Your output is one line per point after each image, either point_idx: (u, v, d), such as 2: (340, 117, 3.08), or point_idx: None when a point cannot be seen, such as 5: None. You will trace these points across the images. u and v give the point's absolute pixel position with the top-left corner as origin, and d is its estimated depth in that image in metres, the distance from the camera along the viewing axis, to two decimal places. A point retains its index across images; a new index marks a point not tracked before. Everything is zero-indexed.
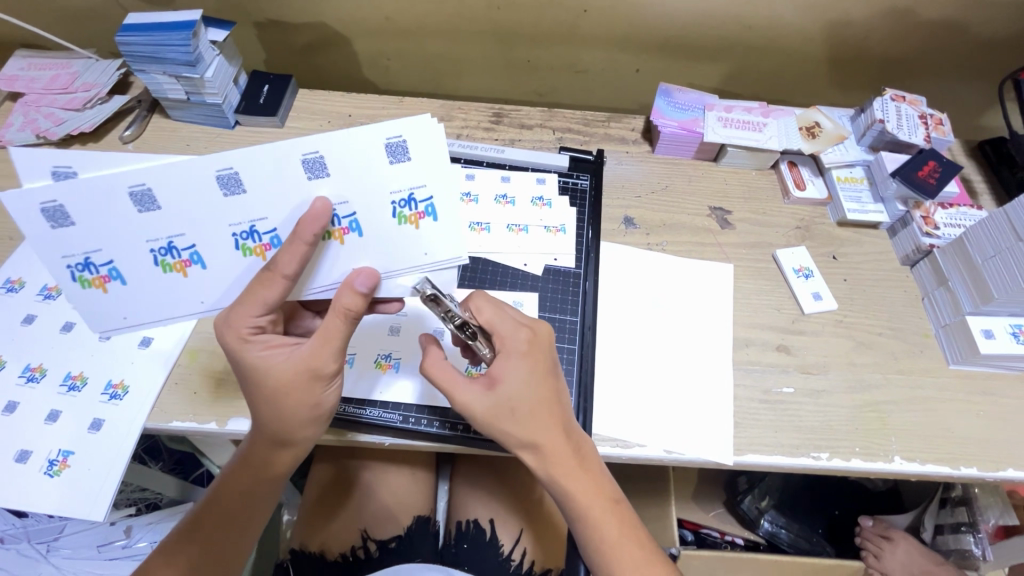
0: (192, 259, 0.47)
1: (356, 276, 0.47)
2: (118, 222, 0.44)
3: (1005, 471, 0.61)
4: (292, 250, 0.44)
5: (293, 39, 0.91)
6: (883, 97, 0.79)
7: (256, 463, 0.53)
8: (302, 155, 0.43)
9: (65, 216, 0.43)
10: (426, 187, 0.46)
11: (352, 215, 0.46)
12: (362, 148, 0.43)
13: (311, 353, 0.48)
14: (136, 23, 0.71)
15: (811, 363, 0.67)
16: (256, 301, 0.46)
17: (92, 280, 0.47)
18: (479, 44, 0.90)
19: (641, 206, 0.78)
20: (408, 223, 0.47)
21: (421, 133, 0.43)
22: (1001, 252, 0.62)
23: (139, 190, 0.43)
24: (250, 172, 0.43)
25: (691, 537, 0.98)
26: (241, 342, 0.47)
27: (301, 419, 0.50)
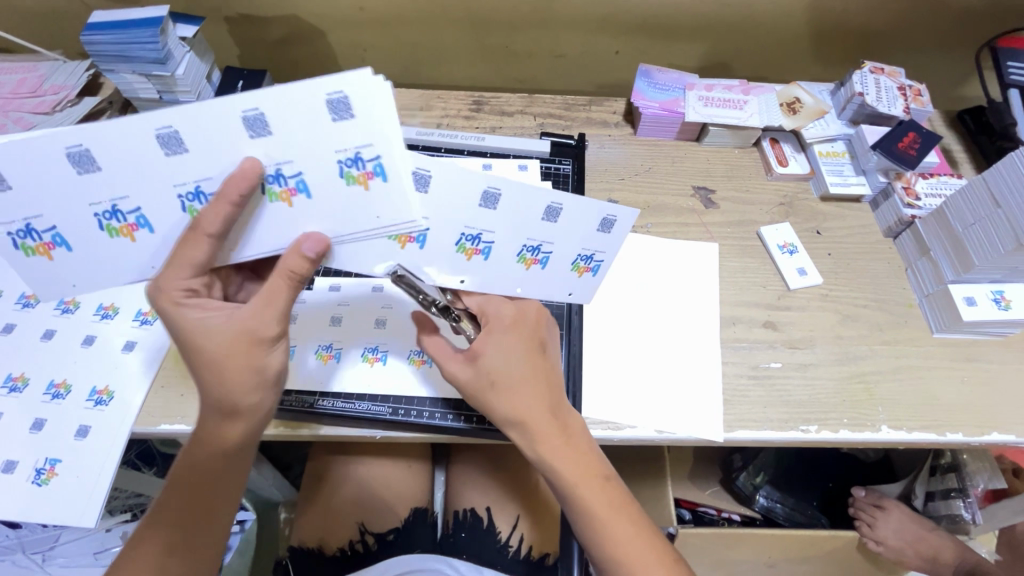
0: (138, 223, 0.44)
1: (303, 240, 0.44)
2: (54, 187, 0.41)
3: (990, 435, 0.62)
4: (215, 209, 0.41)
5: (265, 33, 0.89)
6: (862, 69, 0.79)
7: (207, 440, 0.49)
8: (242, 112, 0.39)
9: (1, 179, 0.40)
10: (373, 147, 0.41)
11: (299, 174, 0.42)
12: (305, 103, 0.39)
13: (250, 314, 0.45)
14: (102, 21, 0.69)
15: (797, 338, 0.67)
16: (183, 262, 0.43)
17: (37, 247, 0.44)
18: (456, 31, 0.89)
19: (625, 189, 0.78)
20: (356, 183, 0.42)
21: (364, 87, 0.38)
22: (980, 220, 0.62)
23: (76, 151, 0.39)
24: (194, 131, 0.39)
25: (689, 516, 0.99)
26: (174, 306, 0.45)
27: (243, 387, 0.46)
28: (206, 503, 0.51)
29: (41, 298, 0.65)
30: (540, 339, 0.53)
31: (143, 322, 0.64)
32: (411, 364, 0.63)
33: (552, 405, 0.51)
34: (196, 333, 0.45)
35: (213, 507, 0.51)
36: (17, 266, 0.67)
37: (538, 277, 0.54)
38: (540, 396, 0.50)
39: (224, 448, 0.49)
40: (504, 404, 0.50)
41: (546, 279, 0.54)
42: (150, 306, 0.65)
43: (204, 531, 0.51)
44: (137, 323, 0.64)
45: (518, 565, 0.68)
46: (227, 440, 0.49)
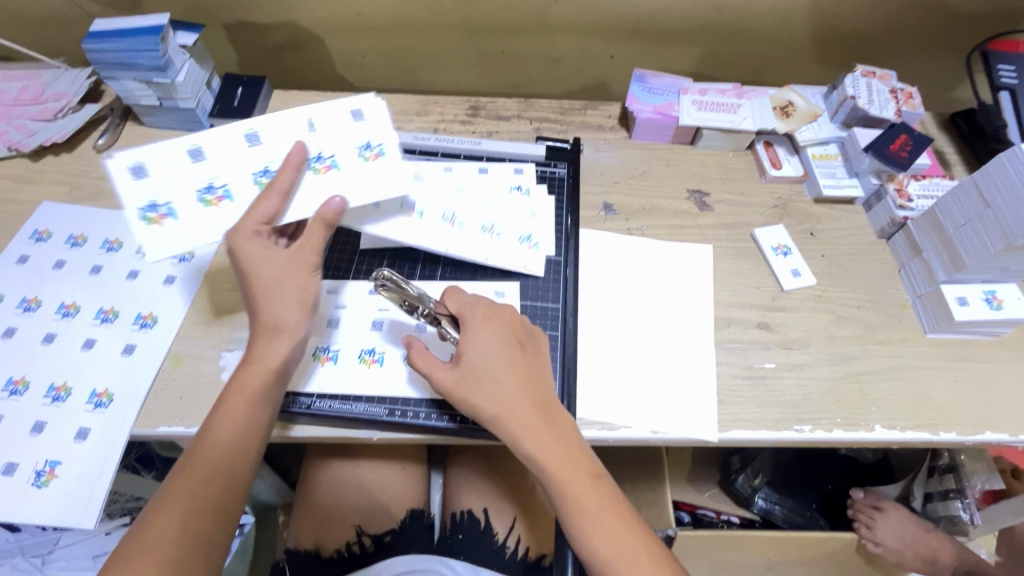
0: (224, 195, 0.58)
1: (328, 202, 0.56)
2: (179, 175, 0.57)
3: (984, 434, 0.62)
4: (279, 177, 0.56)
5: (264, 40, 0.91)
6: (853, 73, 0.80)
7: (251, 365, 0.53)
8: (305, 126, 0.60)
9: (144, 171, 0.57)
10: (380, 137, 0.61)
11: (333, 156, 0.59)
12: (337, 116, 0.60)
13: (298, 246, 0.55)
14: (103, 30, 0.70)
15: (791, 338, 0.68)
16: (255, 215, 0.55)
17: (154, 219, 0.56)
18: (453, 37, 0.90)
19: (620, 192, 0.79)
20: (370, 161, 0.60)
21: (375, 106, 0.61)
22: (970, 220, 0.63)
23: (194, 149, 0.58)
24: (272, 133, 0.59)
25: (688, 518, 1.01)
26: (243, 239, 0.54)
27: (290, 303, 0.54)
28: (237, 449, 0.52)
29: (42, 303, 0.66)
30: (518, 337, 0.55)
31: (143, 325, 0.65)
32: (407, 365, 0.63)
33: (543, 404, 0.52)
34: (253, 288, 0.53)
35: (244, 458, 0.52)
36: (18, 271, 0.68)
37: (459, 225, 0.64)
38: (526, 391, 0.52)
39: (264, 367, 0.53)
40: (490, 400, 0.51)
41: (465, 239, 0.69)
42: (150, 310, 0.66)
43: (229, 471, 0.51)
44: (137, 327, 0.65)
45: (515, 566, 0.69)
46: (270, 361, 0.53)
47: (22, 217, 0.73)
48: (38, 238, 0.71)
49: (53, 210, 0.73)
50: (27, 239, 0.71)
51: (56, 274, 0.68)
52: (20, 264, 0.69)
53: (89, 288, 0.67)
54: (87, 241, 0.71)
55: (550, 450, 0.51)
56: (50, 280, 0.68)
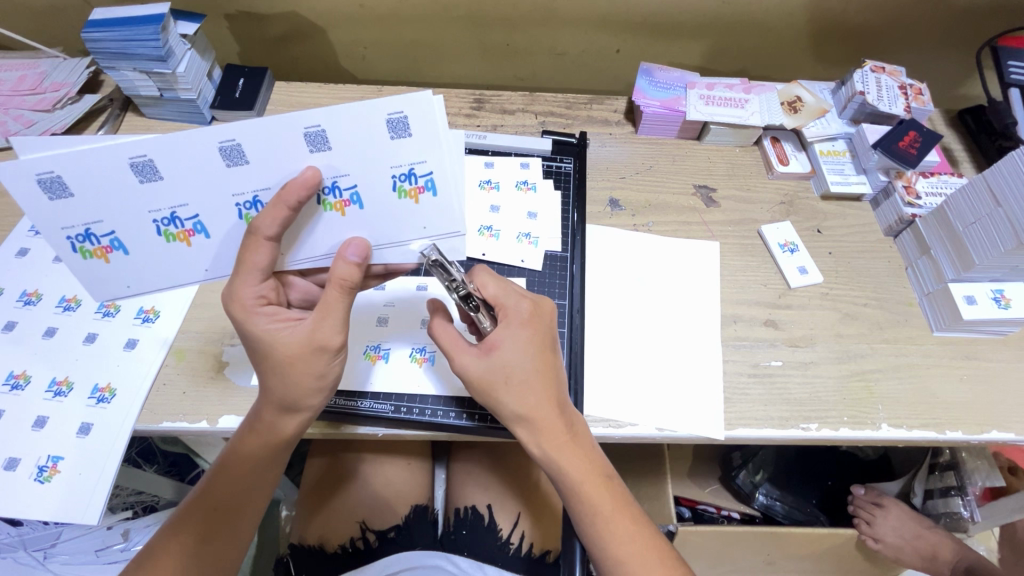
0: (194, 229, 0.46)
1: (347, 246, 0.47)
2: (119, 194, 0.43)
3: (989, 433, 0.62)
4: (272, 212, 0.43)
5: (266, 31, 0.89)
6: (862, 68, 0.79)
7: (264, 432, 0.50)
8: (304, 128, 0.42)
9: (64, 187, 0.42)
10: (426, 163, 0.44)
11: (354, 187, 0.45)
12: (363, 121, 0.42)
13: (315, 325, 0.47)
14: (102, 18, 0.69)
15: (798, 336, 0.67)
16: (252, 266, 0.45)
17: (95, 249, 0.47)
18: (457, 29, 0.89)
19: (626, 188, 0.78)
20: (407, 197, 0.46)
21: (422, 109, 0.42)
22: (980, 219, 0.63)
23: (139, 161, 0.42)
24: (255, 147, 0.42)
25: (688, 514, 0.98)
26: (247, 312, 0.47)
27: (309, 390, 0.48)
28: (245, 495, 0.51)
29: (42, 296, 0.65)
30: (551, 337, 0.53)
31: (145, 319, 0.64)
32: (413, 362, 0.63)
33: (562, 403, 0.52)
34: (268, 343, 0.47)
35: (253, 498, 0.51)
36: (17, 264, 0.67)
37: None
38: (551, 395, 0.51)
39: (277, 441, 0.51)
40: (516, 400, 0.50)
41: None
42: (152, 304, 0.65)
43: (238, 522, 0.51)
44: (139, 321, 0.64)
45: (519, 562, 0.68)
46: (284, 434, 0.51)
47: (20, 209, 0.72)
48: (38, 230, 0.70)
49: None
50: (27, 232, 0.70)
51: (55, 267, 0.67)
52: (20, 257, 0.68)
53: None
54: None
55: (566, 456, 0.50)
56: (50, 273, 0.67)
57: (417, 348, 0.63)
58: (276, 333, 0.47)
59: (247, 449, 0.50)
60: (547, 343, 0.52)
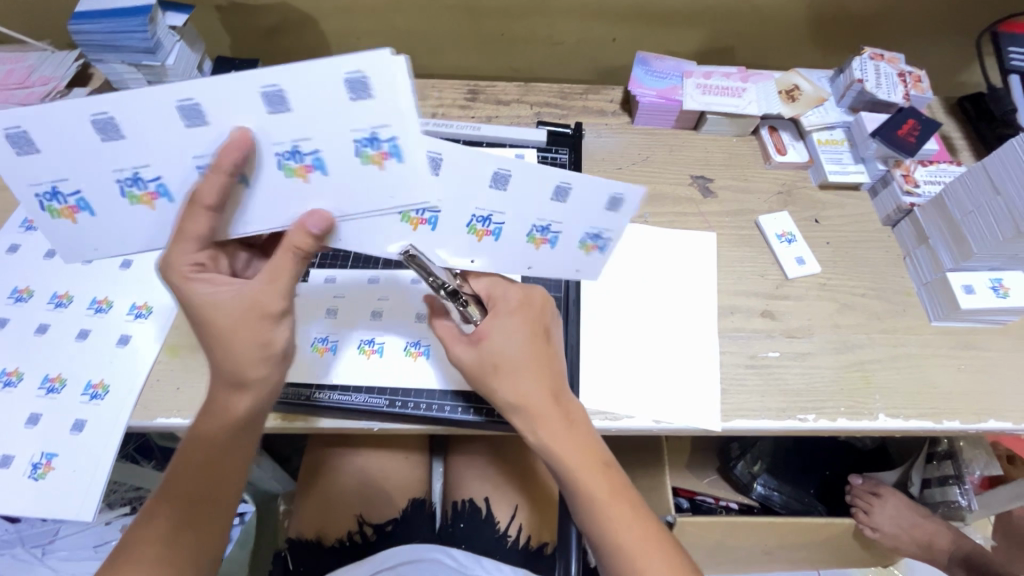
0: (158, 192, 0.45)
1: (308, 216, 0.46)
2: (163, 138, 0.42)
3: (987, 422, 0.62)
4: (210, 179, 0.42)
5: (257, 22, 0.88)
6: (861, 56, 0.78)
7: (214, 411, 0.50)
8: (261, 88, 0.40)
9: (29, 142, 0.41)
10: (389, 128, 0.41)
11: (315, 152, 0.43)
12: (321, 79, 0.39)
13: (260, 287, 0.46)
14: (89, 10, 0.67)
15: (795, 327, 0.67)
16: (188, 235, 0.45)
17: (141, 196, 0.45)
18: (450, 19, 0.87)
19: (622, 178, 0.77)
20: (372, 163, 0.43)
21: (379, 66, 0.38)
22: (979, 207, 0.62)
23: (101, 118, 0.40)
24: (214, 105, 0.40)
25: (686, 504, 0.99)
26: (185, 280, 0.46)
27: (250, 359, 0.47)
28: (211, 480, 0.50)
29: (34, 293, 0.65)
30: (544, 324, 0.53)
31: (138, 315, 0.64)
32: (408, 356, 0.62)
33: (557, 390, 0.51)
34: (209, 310, 0.46)
35: (217, 484, 0.50)
36: (8, 261, 0.67)
37: (599, 262, 0.54)
38: (546, 384, 0.50)
39: (227, 419, 0.50)
40: (511, 390, 0.50)
41: (503, 249, 0.52)
42: (145, 299, 0.65)
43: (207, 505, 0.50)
44: (132, 317, 0.63)
45: (517, 554, 0.68)
46: (235, 412, 0.50)
47: (10, 206, 0.71)
48: (28, 226, 0.69)
49: None
50: (17, 228, 0.69)
51: (47, 263, 0.67)
52: (11, 253, 0.67)
53: (81, 277, 0.66)
54: None
55: (563, 444, 0.50)
56: (41, 270, 0.66)
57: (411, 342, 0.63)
58: (217, 300, 0.46)
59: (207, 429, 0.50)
60: (540, 330, 0.52)
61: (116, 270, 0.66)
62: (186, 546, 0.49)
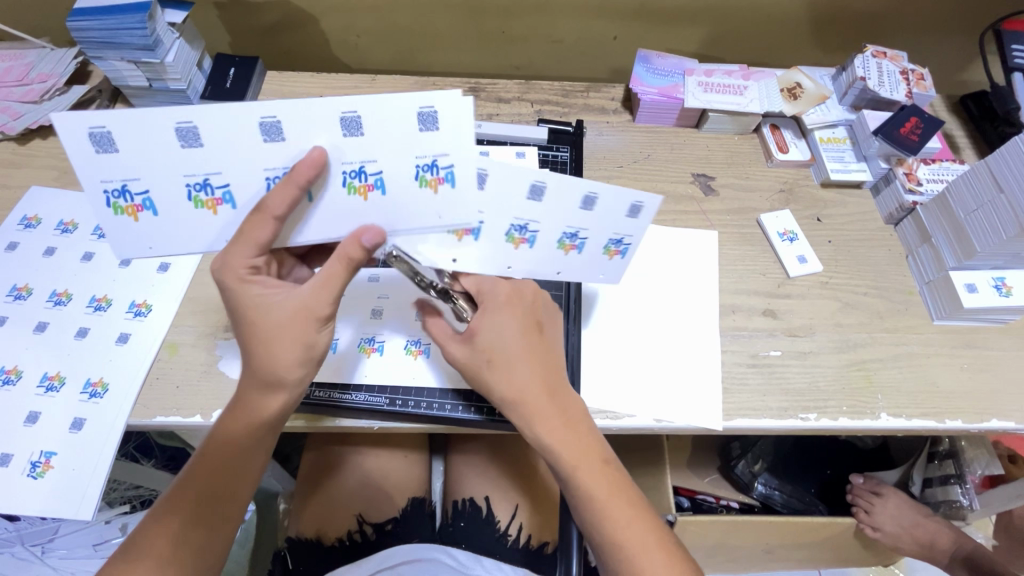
0: (223, 198, 0.46)
1: (363, 231, 0.47)
2: (240, 148, 0.43)
3: (989, 422, 0.62)
4: (281, 190, 0.43)
5: (257, 19, 0.88)
6: (864, 53, 0.78)
7: (250, 412, 0.49)
8: (340, 113, 0.42)
9: (111, 143, 0.42)
10: (450, 155, 0.44)
11: (379, 173, 0.45)
12: (395, 108, 0.42)
13: (309, 293, 0.46)
14: (87, 6, 0.67)
15: (797, 326, 0.67)
16: (248, 238, 0.45)
17: (207, 202, 0.46)
18: (451, 16, 0.87)
19: (623, 176, 0.77)
20: (428, 186, 0.46)
21: (451, 103, 0.42)
22: (982, 206, 0.62)
23: (184, 126, 0.42)
24: (292, 122, 0.42)
25: (687, 503, 0.98)
26: (240, 283, 0.46)
27: (291, 362, 0.47)
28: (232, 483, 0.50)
29: (33, 291, 0.64)
30: (535, 318, 0.53)
31: (137, 313, 0.63)
32: (408, 355, 0.62)
33: (553, 384, 0.51)
34: (258, 312, 0.47)
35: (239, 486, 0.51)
36: (7, 258, 0.66)
37: (621, 266, 0.55)
38: (539, 377, 0.50)
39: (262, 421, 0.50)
40: (503, 384, 0.50)
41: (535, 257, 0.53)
42: (144, 297, 0.64)
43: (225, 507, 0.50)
44: (131, 315, 0.63)
45: (517, 554, 0.68)
46: (267, 413, 0.49)
47: (9, 203, 0.71)
48: (27, 224, 0.69)
49: (43, 196, 0.71)
50: (16, 226, 0.69)
51: (47, 261, 0.66)
52: (10, 251, 0.67)
53: (80, 276, 0.66)
54: (78, 227, 0.69)
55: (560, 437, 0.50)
56: (41, 267, 0.66)
57: (411, 341, 0.63)
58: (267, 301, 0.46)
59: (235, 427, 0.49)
60: (531, 322, 0.52)
61: (115, 269, 0.66)
62: (197, 549, 0.48)
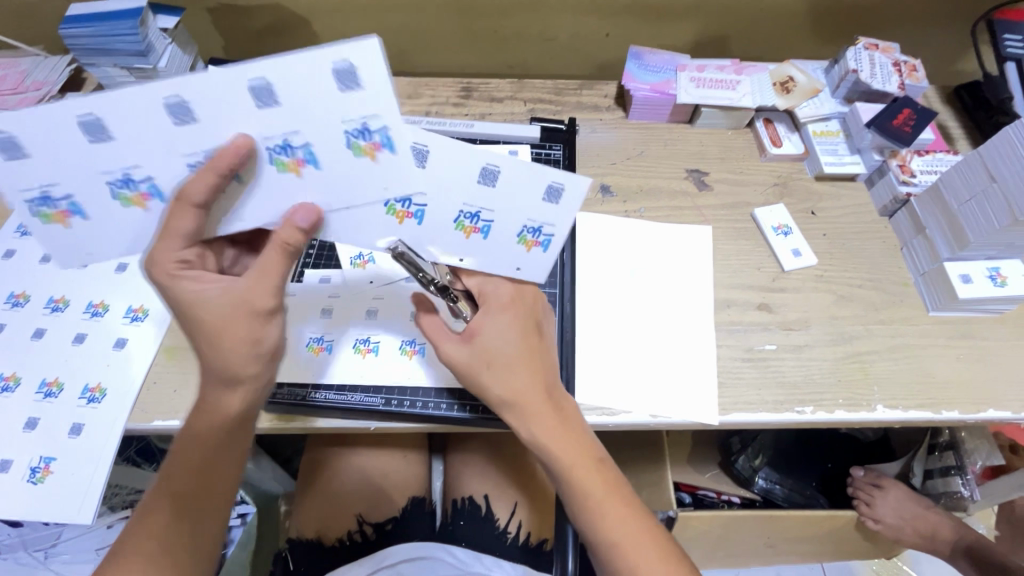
0: (150, 193, 0.44)
1: (296, 211, 0.45)
2: (151, 137, 0.40)
3: (986, 412, 0.62)
4: (203, 177, 0.41)
5: (250, 23, 0.88)
6: (856, 46, 0.78)
7: (209, 409, 0.49)
8: (335, 61, 0.37)
9: (19, 147, 0.40)
10: (555, 226, 0.48)
11: (384, 129, 0.40)
12: (306, 75, 0.38)
13: (248, 286, 0.45)
14: (79, 14, 0.67)
15: (792, 320, 0.67)
16: (174, 231, 0.44)
17: (133, 198, 0.44)
18: (442, 17, 0.87)
19: (617, 173, 0.77)
20: (365, 155, 0.42)
21: (371, 56, 0.37)
22: (975, 196, 0.62)
23: (88, 119, 0.39)
24: (289, 87, 0.38)
25: (688, 500, 0.99)
26: (170, 278, 0.45)
27: (244, 357, 0.47)
28: (208, 478, 0.50)
29: (30, 297, 0.65)
30: (535, 321, 0.53)
31: (134, 318, 0.64)
32: (403, 355, 0.62)
33: (548, 387, 0.51)
34: (194, 306, 0.46)
35: (217, 480, 0.51)
36: (4, 266, 0.67)
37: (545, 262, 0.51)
38: (538, 380, 0.51)
39: (226, 416, 0.49)
40: (502, 384, 0.50)
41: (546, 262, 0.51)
42: (140, 302, 0.65)
43: (208, 502, 0.50)
44: (128, 320, 0.64)
45: (517, 551, 0.68)
46: (229, 409, 0.49)
47: (5, 211, 0.71)
48: (23, 231, 0.69)
49: None
50: (13, 234, 0.69)
51: (43, 268, 0.67)
52: (6, 259, 0.67)
53: (77, 282, 0.66)
54: None
55: (558, 443, 0.50)
56: (37, 274, 0.66)
57: (406, 341, 0.63)
58: (201, 295, 0.46)
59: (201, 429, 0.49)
60: (531, 329, 0.52)
61: (112, 274, 0.67)
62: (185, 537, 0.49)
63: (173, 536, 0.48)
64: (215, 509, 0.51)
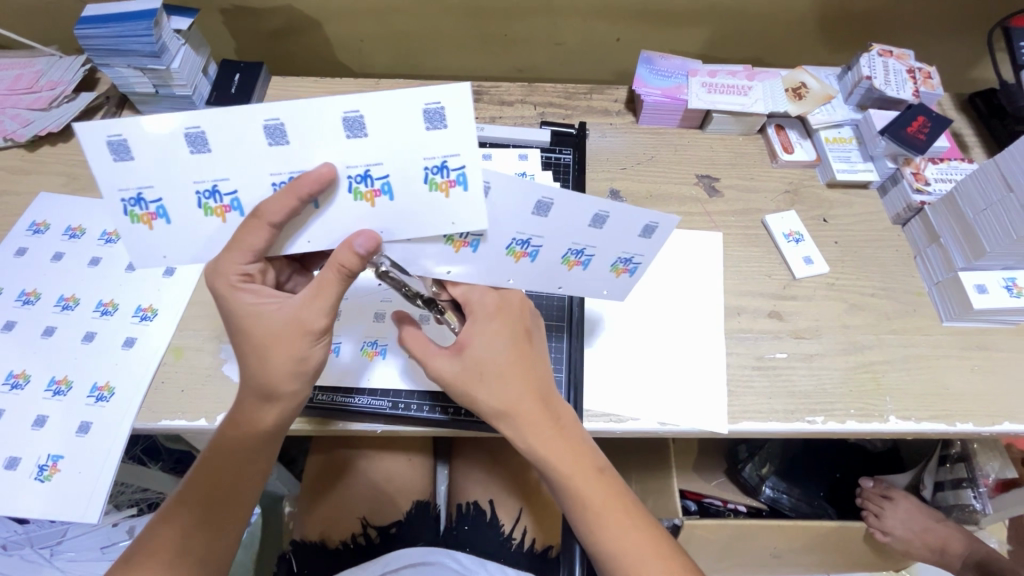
0: (232, 205, 0.44)
1: (357, 236, 0.44)
2: (250, 155, 0.42)
3: (1001, 425, 0.61)
4: (282, 200, 0.41)
5: (262, 25, 0.88)
6: (869, 53, 0.77)
7: (244, 421, 0.49)
8: (343, 113, 0.40)
9: (128, 151, 0.41)
10: (598, 247, 0.50)
11: (386, 177, 0.43)
12: (396, 108, 0.40)
13: (301, 305, 0.46)
14: (95, 15, 0.68)
15: (803, 328, 0.66)
16: (243, 246, 0.44)
17: (215, 209, 0.44)
18: (453, 20, 0.87)
19: (627, 178, 0.77)
20: (439, 189, 0.43)
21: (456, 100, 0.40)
22: (991, 205, 0.61)
23: (194, 132, 0.40)
24: (298, 125, 0.40)
25: (694, 507, 0.98)
26: (231, 289, 0.46)
27: (285, 372, 0.47)
28: (228, 488, 0.50)
29: (41, 296, 0.65)
30: (524, 325, 0.52)
31: (143, 317, 0.64)
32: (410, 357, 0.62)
33: (544, 394, 0.51)
34: (251, 321, 0.46)
35: (238, 489, 0.50)
36: (16, 264, 0.67)
37: (627, 284, 0.54)
38: (533, 387, 0.50)
39: (257, 431, 0.50)
40: (492, 395, 0.49)
41: (584, 278, 0.53)
42: (150, 302, 0.65)
43: (229, 510, 0.50)
44: (137, 319, 0.64)
45: (521, 557, 0.68)
46: (267, 422, 0.49)
47: (19, 209, 0.72)
48: (36, 230, 0.70)
49: (51, 203, 0.72)
50: (25, 232, 0.70)
51: (54, 267, 0.67)
52: (19, 256, 0.68)
53: (88, 280, 0.66)
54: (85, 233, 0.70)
55: (558, 450, 0.50)
56: (49, 272, 0.67)
57: None
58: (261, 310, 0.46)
59: (234, 439, 0.50)
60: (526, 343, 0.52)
61: (123, 273, 0.67)
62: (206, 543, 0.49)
63: (193, 544, 0.48)
64: (237, 519, 0.51)
